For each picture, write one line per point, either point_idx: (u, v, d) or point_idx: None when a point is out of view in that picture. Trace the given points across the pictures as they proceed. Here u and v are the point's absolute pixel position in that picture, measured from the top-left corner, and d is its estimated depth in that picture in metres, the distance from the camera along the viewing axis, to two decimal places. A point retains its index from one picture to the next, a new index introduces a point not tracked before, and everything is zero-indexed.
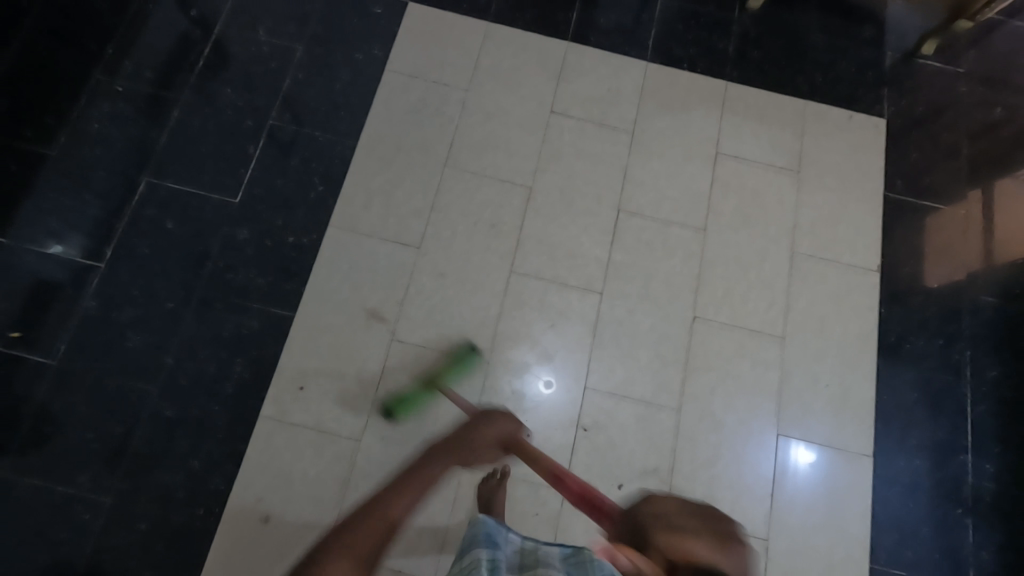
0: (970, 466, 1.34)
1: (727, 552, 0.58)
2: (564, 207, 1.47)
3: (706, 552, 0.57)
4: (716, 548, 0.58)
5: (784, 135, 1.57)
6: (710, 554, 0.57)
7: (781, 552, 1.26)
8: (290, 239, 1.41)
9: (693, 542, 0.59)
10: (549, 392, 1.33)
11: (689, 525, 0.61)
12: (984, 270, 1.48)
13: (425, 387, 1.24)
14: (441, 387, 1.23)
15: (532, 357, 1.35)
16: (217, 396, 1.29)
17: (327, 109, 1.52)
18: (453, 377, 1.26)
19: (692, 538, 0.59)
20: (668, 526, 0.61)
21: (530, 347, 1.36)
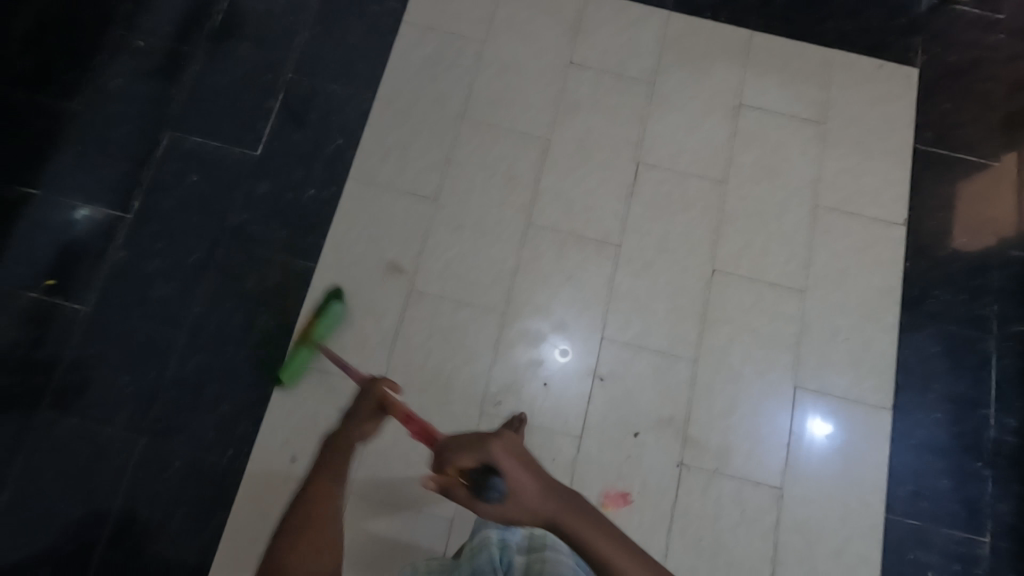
0: (991, 420, 1.33)
1: (495, 441, 0.72)
2: (581, 160, 1.46)
3: (475, 452, 0.72)
4: (484, 447, 0.72)
5: (810, 89, 1.52)
6: (481, 454, 0.71)
7: (796, 496, 1.27)
8: (308, 193, 1.42)
9: (469, 447, 0.73)
10: (564, 360, 1.33)
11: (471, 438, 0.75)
12: (1014, 223, 1.44)
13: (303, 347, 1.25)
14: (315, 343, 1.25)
15: (546, 322, 1.35)
16: (242, 343, 1.33)
17: (344, 62, 1.52)
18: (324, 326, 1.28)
19: (471, 450, 0.73)
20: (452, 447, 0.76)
21: (545, 316, 1.35)
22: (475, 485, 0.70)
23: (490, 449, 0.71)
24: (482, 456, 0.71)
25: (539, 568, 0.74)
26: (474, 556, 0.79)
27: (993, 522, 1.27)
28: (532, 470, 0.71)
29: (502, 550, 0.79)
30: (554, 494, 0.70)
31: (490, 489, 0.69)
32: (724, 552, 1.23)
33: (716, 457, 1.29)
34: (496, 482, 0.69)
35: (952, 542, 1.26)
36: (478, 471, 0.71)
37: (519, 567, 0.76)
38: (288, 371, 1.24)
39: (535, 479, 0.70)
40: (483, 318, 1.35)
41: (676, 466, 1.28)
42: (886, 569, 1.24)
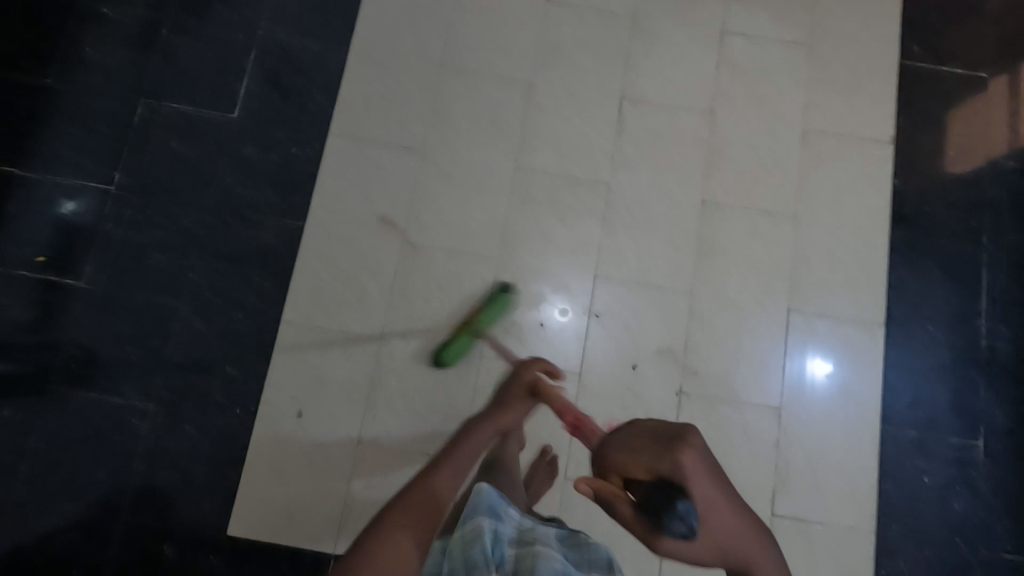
0: (985, 330, 1.35)
1: (684, 459, 0.70)
2: (567, 99, 1.44)
3: (662, 468, 0.71)
4: (671, 467, 0.70)
5: (795, 10, 1.49)
6: (667, 471, 0.70)
7: (795, 416, 1.30)
8: (293, 151, 1.41)
9: (652, 462, 0.72)
10: (564, 320, 1.33)
11: (649, 443, 0.76)
12: (1005, 133, 1.44)
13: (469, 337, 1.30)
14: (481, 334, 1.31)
15: (547, 283, 1.35)
16: (242, 306, 1.34)
17: (317, 16, 1.48)
18: (489, 317, 1.31)
19: (654, 458, 0.73)
20: (626, 457, 0.77)
21: (545, 279, 1.35)
22: (656, 510, 0.68)
23: (677, 467, 0.70)
24: (667, 471, 0.70)
25: (531, 557, 0.78)
26: (468, 543, 0.81)
27: (988, 426, 1.31)
28: (714, 484, 0.71)
29: (495, 541, 0.82)
30: (730, 511, 0.72)
31: (676, 520, 0.67)
32: (729, 473, 1.27)
33: (717, 384, 1.31)
34: (680, 513, 0.67)
35: (948, 447, 1.30)
36: (656, 490, 0.69)
37: (512, 558, 0.79)
38: (449, 351, 1.28)
39: (713, 491, 0.71)
40: (480, 265, 1.35)
41: (677, 395, 1.30)
42: (883, 476, 1.29)
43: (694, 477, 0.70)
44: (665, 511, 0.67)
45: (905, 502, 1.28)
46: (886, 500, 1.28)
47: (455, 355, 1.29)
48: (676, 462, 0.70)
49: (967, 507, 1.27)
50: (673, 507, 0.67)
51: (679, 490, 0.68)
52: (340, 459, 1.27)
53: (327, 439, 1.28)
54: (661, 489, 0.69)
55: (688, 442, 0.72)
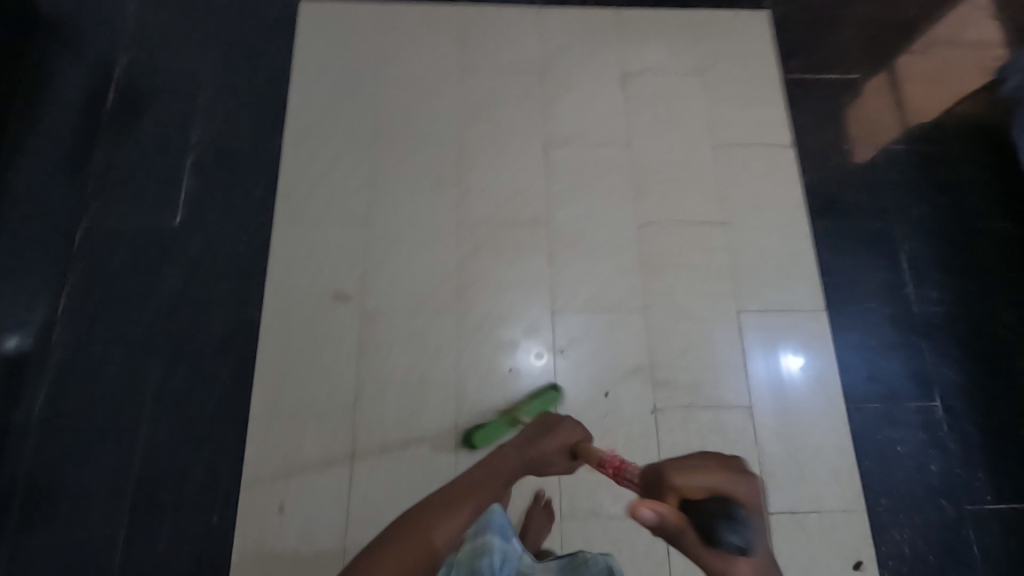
0: (915, 297, 1.46)
1: (741, 482, 0.59)
2: (497, 152, 1.53)
3: (717, 485, 0.58)
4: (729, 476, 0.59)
5: (684, 46, 1.66)
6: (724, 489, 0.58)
7: (766, 409, 1.35)
8: (240, 245, 1.43)
9: (706, 479, 0.59)
10: (540, 362, 1.36)
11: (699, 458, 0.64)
12: (887, 121, 1.61)
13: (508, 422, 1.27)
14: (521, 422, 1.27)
15: (517, 328, 1.38)
16: (207, 406, 1.31)
17: (247, 116, 1.55)
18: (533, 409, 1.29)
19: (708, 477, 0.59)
20: (678, 475, 0.61)
21: (516, 322, 1.39)
22: (709, 522, 0.55)
23: (732, 487, 0.58)
24: (730, 485, 0.58)
25: None
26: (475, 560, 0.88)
27: (941, 385, 1.39)
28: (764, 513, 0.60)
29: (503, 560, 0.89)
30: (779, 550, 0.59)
31: (733, 533, 0.54)
32: None
33: (687, 394, 1.35)
34: (740, 528, 0.54)
35: (910, 413, 1.36)
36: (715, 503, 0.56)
37: None
38: (483, 430, 1.26)
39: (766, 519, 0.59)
40: (441, 321, 1.38)
41: (653, 413, 1.33)
42: (859, 453, 1.33)
43: (748, 497, 0.58)
44: (722, 522, 0.54)
45: (885, 472, 1.32)
46: (868, 475, 1.32)
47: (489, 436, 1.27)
48: (734, 482, 0.58)
49: (941, 466, 1.33)
50: (733, 515, 0.55)
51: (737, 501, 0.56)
52: (329, 546, 1.22)
53: (314, 527, 1.23)
54: (717, 503, 0.56)
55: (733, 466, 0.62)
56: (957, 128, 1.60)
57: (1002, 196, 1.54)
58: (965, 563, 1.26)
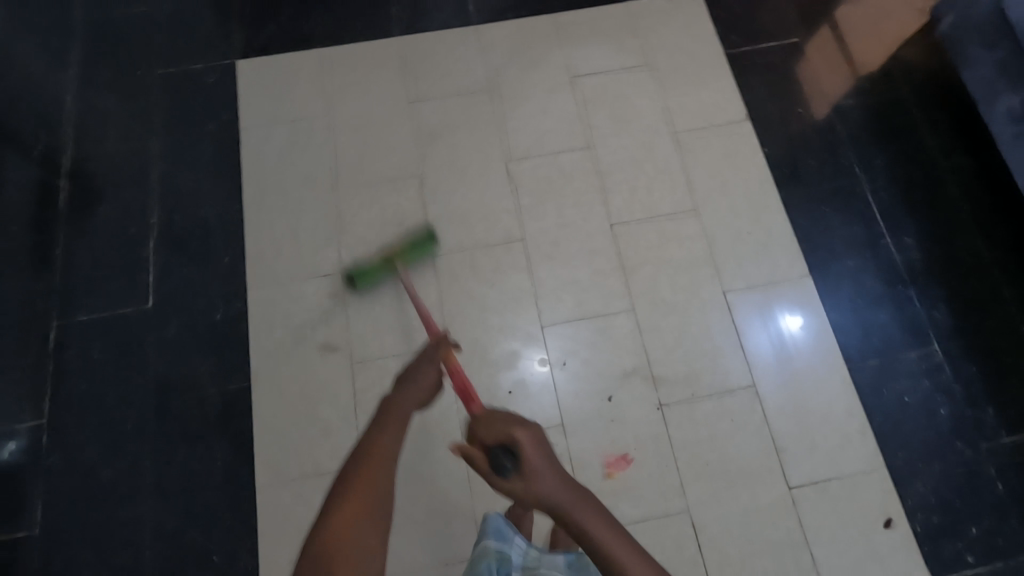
0: (893, 246, 1.46)
1: (521, 429, 0.65)
2: (458, 177, 1.52)
3: (497, 432, 0.65)
4: (511, 430, 0.65)
5: (625, 39, 1.66)
6: (503, 434, 0.65)
7: (768, 384, 1.34)
8: (218, 317, 1.41)
9: (492, 425, 0.66)
10: (540, 375, 1.35)
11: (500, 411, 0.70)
12: (835, 79, 1.62)
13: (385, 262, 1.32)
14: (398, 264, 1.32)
15: (514, 343, 1.37)
16: (211, 486, 1.28)
17: (203, 186, 1.53)
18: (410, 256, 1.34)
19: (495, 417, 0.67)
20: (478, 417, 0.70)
21: (511, 338, 1.38)
22: (491, 462, 0.64)
23: (513, 435, 0.64)
24: (506, 437, 0.65)
25: None
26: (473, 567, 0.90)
27: (935, 329, 1.39)
28: (555, 461, 0.66)
29: (501, 563, 0.88)
30: (570, 479, 0.66)
31: (503, 467, 0.63)
32: (735, 464, 1.28)
33: (688, 384, 1.34)
34: (511, 463, 0.64)
35: (911, 362, 1.36)
36: (497, 449, 0.64)
37: None
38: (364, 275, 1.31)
39: (552, 460, 0.65)
40: None
41: (658, 408, 1.32)
42: (869, 411, 1.33)
43: (528, 444, 0.64)
44: (499, 456, 0.64)
45: (898, 427, 1.31)
46: (882, 432, 1.31)
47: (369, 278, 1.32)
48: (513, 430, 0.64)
49: (951, 409, 1.33)
50: (503, 455, 0.64)
51: (512, 454, 0.64)
52: None
53: None
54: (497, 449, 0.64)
55: (524, 416, 0.67)
56: (904, 74, 1.62)
57: (960, 133, 1.55)
58: (992, 502, 1.26)
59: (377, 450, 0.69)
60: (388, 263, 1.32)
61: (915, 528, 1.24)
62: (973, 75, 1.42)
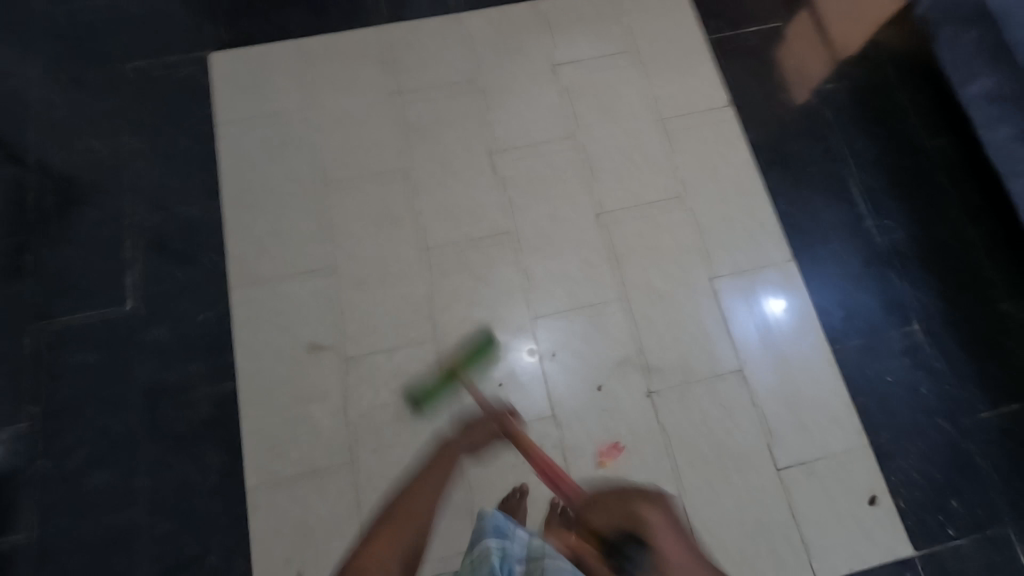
0: (875, 229, 1.48)
1: (646, 512, 0.74)
2: (443, 170, 1.51)
3: (629, 521, 0.73)
4: (638, 515, 0.73)
5: (607, 26, 1.65)
6: (627, 517, 0.75)
7: (756, 368, 1.36)
8: (202, 318, 1.39)
9: (622, 517, 0.75)
10: (531, 367, 1.35)
11: (615, 495, 0.84)
12: (815, 64, 1.63)
13: (446, 377, 1.25)
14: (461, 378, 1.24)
15: (505, 336, 1.37)
16: (203, 488, 1.27)
17: (182, 184, 1.49)
18: (470, 364, 1.26)
19: (615, 504, 0.80)
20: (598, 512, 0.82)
21: (501, 331, 1.38)
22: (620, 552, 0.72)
23: (641, 515, 0.73)
24: (631, 523, 0.73)
25: None
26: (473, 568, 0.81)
27: (916, 309, 1.42)
28: (682, 539, 0.71)
29: (502, 557, 0.80)
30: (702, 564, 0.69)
31: (632, 554, 0.71)
32: (725, 447, 1.30)
33: (678, 371, 1.36)
34: (640, 548, 0.70)
35: (893, 342, 1.39)
36: (621, 536, 0.74)
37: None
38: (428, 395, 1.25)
39: (681, 541, 0.70)
40: (422, 350, 1.36)
41: (649, 396, 1.34)
42: (853, 391, 1.35)
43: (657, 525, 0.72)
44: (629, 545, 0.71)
45: (881, 406, 1.35)
46: (866, 411, 1.34)
47: (433, 399, 1.25)
48: (640, 512, 0.73)
49: (932, 387, 1.36)
50: (631, 540, 0.71)
51: (638, 536, 0.71)
52: None
53: None
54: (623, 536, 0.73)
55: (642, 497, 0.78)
56: (882, 56, 1.63)
57: (937, 115, 1.57)
58: (972, 475, 1.30)
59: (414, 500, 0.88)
60: (450, 378, 1.25)
61: (899, 503, 1.28)
62: (950, 56, 1.44)
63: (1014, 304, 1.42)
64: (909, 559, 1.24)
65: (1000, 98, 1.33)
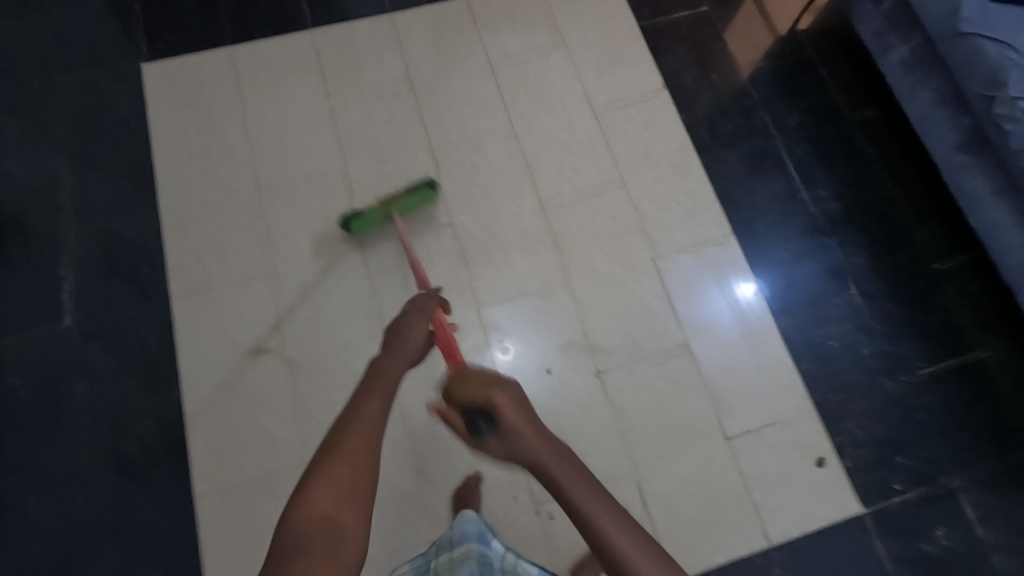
0: (809, 200, 1.52)
1: (499, 391, 0.70)
2: (382, 168, 1.51)
3: (477, 394, 0.70)
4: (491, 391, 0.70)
5: (539, 19, 1.67)
6: (483, 398, 0.70)
7: (701, 341, 1.38)
8: (142, 330, 1.36)
9: (471, 387, 0.71)
10: (479, 357, 1.35)
11: (487, 375, 0.73)
12: (743, 45, 1.67)
13: (380, 209, 1.37)
14: (392, 212, 1.37)
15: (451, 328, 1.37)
16: (149, 503, 1.24)
17: (116, 197, 1.47)
18: (407, 203, 1.39)
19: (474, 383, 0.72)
20: (461, 374, 0.75)
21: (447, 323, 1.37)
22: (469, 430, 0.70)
23: (492, 398, 0.70)
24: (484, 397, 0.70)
25: None
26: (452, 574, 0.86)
27: (852, 274, 1.45)
28: (535, 425, 0.71)
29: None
30: (550, 443, 0.71)
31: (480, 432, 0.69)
32: (675, 421, 1.32)
33: (624, 349, 1.37)
34: (487, 425, 0.69)
35: (833, 306, 1.43)
36: (479, 414, 0.70)
37: None
38: (356, 217, 1.36)
39: (538, 427, 0.71)
40: (368, 348, 1.35)
41: (597, 375, 1.34)
42: (797, 357, 1.38)
43: (506, 411, 0.69)
44: (476, 418, 0.70)
45: (823, 369, 1.37)
46: (810, 375, 1.37)
47: (363, 228, 1.38)
48: (493, 393, 0.70)
49: (872, 347, 1.39)
50: (481, 421, 0.69)
51: (491, 417, 0.69)
52: None
53: None
54: (475, 411, 0.70)
55: (505, 379, 0.73)
56: (807, 34, 1.68)
57: (863, 88, 1.62)
58: (915, 430, 1.33)
59: (358, 431, 0.68)
60: (384, 212, 1.37)
61: (847, 463, 1.30)
62: (867, 28, 1.48)
63: (946, 262, 1.46)
64: (859, 517, 1.27)
65: (915, 62, 1.38)
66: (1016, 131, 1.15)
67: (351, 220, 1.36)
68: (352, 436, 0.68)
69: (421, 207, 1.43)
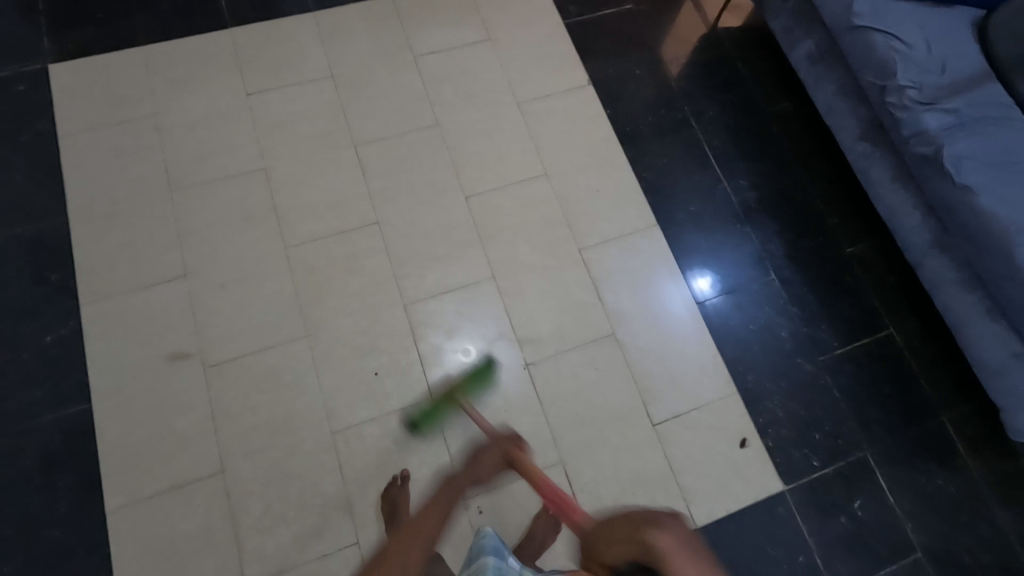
0: (730, 190, 1.57)
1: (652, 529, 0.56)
2: (306, 166, 1.48)
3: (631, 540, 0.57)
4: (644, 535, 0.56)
5: (465, 15, 1.67)
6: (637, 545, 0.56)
7: (628, 331, 1.40)
8: (49, 339, 1.29)
9: (624, 535, 0.59)
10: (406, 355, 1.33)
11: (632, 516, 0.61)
12: (664, 42, 1.71)
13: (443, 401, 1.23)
14: (461, 403, 1.23)
15: (378, 326, 1.35)
16: (54, 518, 1.18)
17: (20, 200, 1.40)
18: (470, 388, 1.25)
19: (625, 534, 0.59)
20: (612, 530, 0.63)
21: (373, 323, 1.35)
22: None
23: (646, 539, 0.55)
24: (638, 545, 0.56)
25: None
26: None
27: (771, 260, 1.50)
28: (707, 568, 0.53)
29: None
30: None
31: None
32: (602, 410, 1.33)
33: (552, 341, 1.38)
34: None
35: (753, 293, 1.47)
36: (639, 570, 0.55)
37: None
38: (424, 417, 1.23)
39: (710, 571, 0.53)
40: (292, 350, 1.32)
41: (526, 368, 1.35)
42: (719, 343, 1.41)
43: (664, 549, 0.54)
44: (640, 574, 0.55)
45: (743, 353, 1.41)
46: (732, 360, 1.40)
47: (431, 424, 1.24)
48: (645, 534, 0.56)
49: (791, 331, 1.44)
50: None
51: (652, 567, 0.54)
52: None
53: None
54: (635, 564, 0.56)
55: (655, 515, 0.59)
56: (724, 31, 1.74)
57: (776, 82, 1.68)
58: (831, 408, 1.38)
59: (404, 535, 0.74)
60: (448, 402, 1.23)
61: (768, 443, 1.34)
62: (777, 23, 1.53)
63: (857, 247, 1.53)
64: (779, 493, 1.31)
65: (819, 57, 1.44)
66: (907, 118, 1.22)
67: (417, 422, 1.23)
68: (401, 536, 0.74)
69: (483, 392, 1.30)
